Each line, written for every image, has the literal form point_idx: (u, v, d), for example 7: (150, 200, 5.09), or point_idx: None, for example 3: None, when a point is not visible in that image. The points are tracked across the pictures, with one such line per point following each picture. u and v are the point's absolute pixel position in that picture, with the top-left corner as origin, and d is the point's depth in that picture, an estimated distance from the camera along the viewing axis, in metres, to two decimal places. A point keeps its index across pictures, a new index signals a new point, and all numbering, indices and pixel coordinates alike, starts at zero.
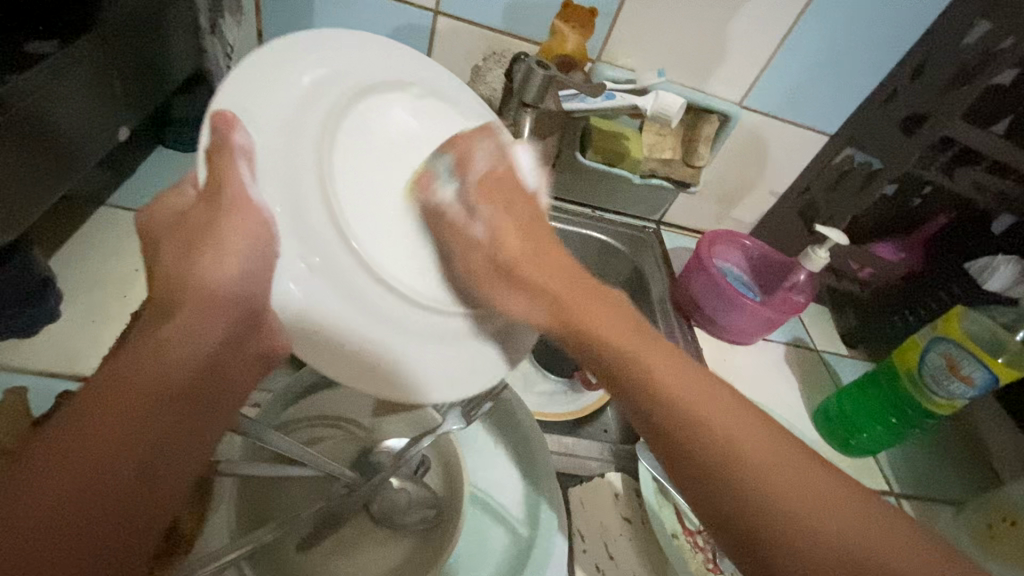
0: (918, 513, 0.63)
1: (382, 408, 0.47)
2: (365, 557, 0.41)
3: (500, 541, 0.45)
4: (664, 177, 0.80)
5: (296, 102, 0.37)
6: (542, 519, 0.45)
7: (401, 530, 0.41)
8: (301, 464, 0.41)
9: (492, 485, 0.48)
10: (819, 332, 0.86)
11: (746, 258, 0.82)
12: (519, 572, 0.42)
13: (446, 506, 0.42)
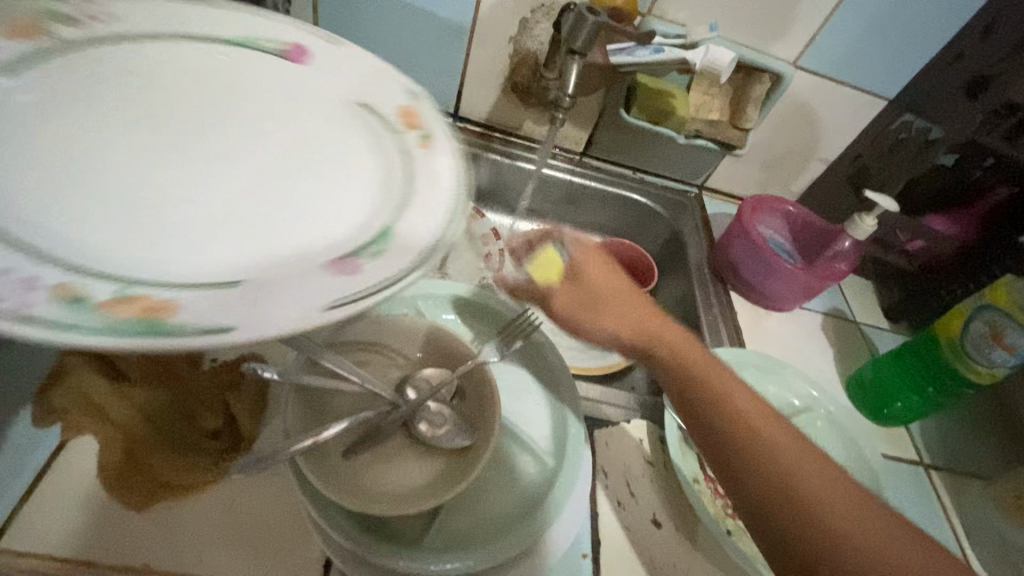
0: (947, 484, 0.63)
1: (421, 340, 0.49)
2: (404, 469, 0.44)
3: (528, 469, 0.48)
4: (708, 138, 0.79)
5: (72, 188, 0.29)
6: (569, 450, 0.48)
7: (436, 446, 0.45)
8: (347, 380, 0.44)
9: (522, 420, 0.52)
10: (859, 304, 0.84)
11: (788, 225, 0.81)
12: (547, 495, 0.45)
13: (480, 428, 0.44)
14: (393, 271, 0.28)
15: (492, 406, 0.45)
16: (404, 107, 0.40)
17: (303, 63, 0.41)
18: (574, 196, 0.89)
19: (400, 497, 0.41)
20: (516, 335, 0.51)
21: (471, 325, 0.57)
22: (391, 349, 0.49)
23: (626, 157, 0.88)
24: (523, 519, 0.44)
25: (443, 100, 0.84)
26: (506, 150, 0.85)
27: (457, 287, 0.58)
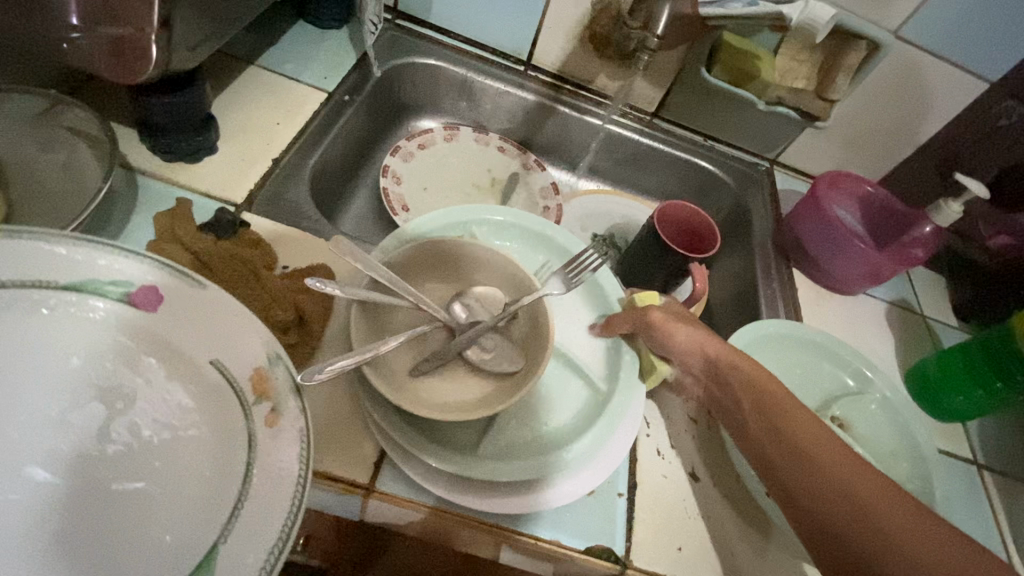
0: (1000, 487, 0.60)
1: (477, 265, 0.51)
2: (459, 383, 0.46)
3: (582, 393, 0.51)
4: (791, 107, 0.77)
5: None
6: (623, 379, 0.51)
7: (490, 368, 0.46)
8: (404, 294, 0.46)
9: (579, 350, 0.54)
10: (930, 299, 0.80)
11: (861, 207, 0.77)
12: (598, 418, 0.48)
13: (532, 354, 0.46)
14: None
15: (549, 332, 0.45)
16: (255, 371, 0.37)
17: (148, 309, 0.38)
18: (637, 158, 0.88)
19: (459, 407, 0.43)
20: (575, 269, 0.53)
21: (526, 252, 0.60)
22: (448, 269, 0.51)
23: (698, 122, 0.86)
24: (579, 435, 0.47)
25: (516, 47, 0.83)
26: (576, 104, 0.85)
27: (515, 216, 0.60)
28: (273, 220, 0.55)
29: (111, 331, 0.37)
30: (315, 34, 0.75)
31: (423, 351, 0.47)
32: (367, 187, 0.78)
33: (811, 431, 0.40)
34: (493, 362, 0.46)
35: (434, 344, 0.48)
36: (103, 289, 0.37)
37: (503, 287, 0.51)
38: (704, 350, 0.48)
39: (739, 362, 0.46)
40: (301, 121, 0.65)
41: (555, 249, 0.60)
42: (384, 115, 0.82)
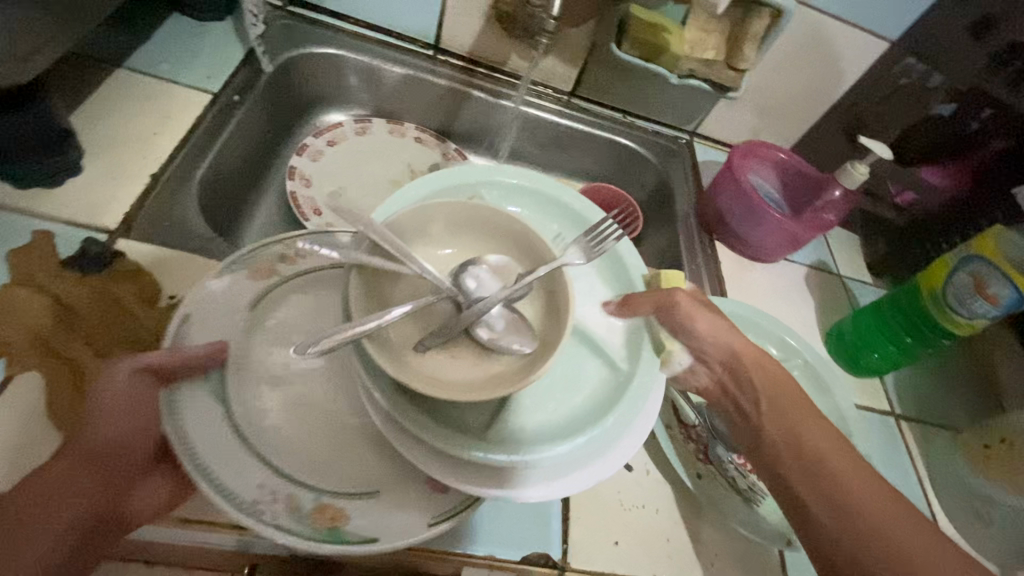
0: (914, 434, 0.63)
1: (483, 230, 0.47)
2: (463, 365, 0.42)
3: (598, 374, 0.49)
4: (703, 78, 0.77)
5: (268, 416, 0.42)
6: (643, 357, 0.48)
7: (501, 350, 0.42)
8: (407, 262, 0.42)
9: (597, 329, 0.51)
10: (845, 258, 0.83)
11: (780, 174, 0.79)
12: (618, 401, 0.46)
13: (548, 338, 0.41)
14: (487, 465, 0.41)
15: (567, 308, 0.41)
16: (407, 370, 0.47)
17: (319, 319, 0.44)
18: (560, 140, 0.86)
19: (458, 386, 0.39)
20: (597, 238, 0.51)
21: (543, 221, 0.57)
22: (457, 238, 0.47)
23: (617, 100, 0.85)
24: (597, 419, 0.45)
25: (422, 31, 0.79)
26: (491, 88, 0.81)
27: (524, 177, 0.57)
28: (156, 243, 0.49)
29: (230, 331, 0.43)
30: (195, 28, 0.68)
31: (428, 325, 0.44)
32: (274, 191, 0.73)
33: (838, 453, 0.41)
34: (504, 342, 0.42)
35: (443, 320, 0.44)
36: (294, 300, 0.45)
37: (513, 251, 0.47)
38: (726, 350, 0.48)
39: (765, 370, 0.47)
40: (183, 128, 0.58)
41: (571, 217, 0.57)
42: (284, 112, 0.76)
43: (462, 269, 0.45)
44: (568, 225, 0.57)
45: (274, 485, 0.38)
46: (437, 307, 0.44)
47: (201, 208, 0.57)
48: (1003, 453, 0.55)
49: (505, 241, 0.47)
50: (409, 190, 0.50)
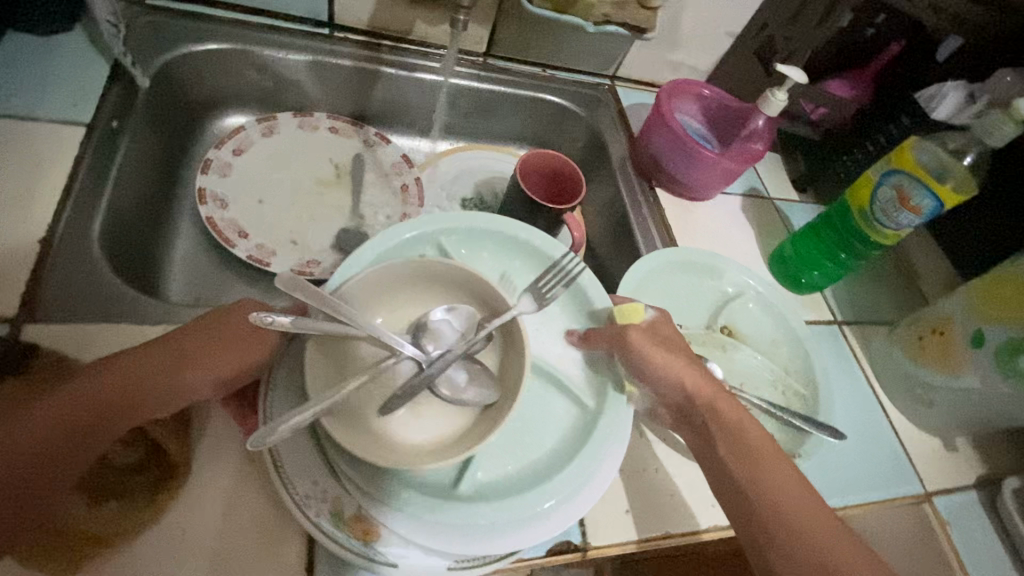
0: (855, 335, 0.70)
1: (435, 279, 0.46)
2: (416, 428, 0.45)
3: (569, 415, 0.49)
4: (619, 23, 0.73)
5: (317, 455, 0.42)
6: (611, 395, 0.49)
7: (462, 403, 0.45)
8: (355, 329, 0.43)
9: (554, 360, 0.51)
10: (773, 179, 0.87)
11: (705, 109, 0.80)
12: (583, 441, 0.47)
13: (500, 402, 0.43)
14: (509, 467, 0.46)
15: (522, 356, 0.43)
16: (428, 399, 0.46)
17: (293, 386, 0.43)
18: (483, 106, 0.82)
19: (411, 451, 0.41)
20: (551, 280, 0.50)
21: (503, 258, 0.54)
22: (409, 299, 0.47)
23: (533, 54, 0.82)
24: (563, 464, 0.45)
25: (312, 8, 0.70)
26: (401, 61, 0.75)
27: (487, 219, 0.53)
28: (76, 320, 0.44)
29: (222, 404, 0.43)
30: (40, 47, 0.57)
31: (389, 387, 0.45)
32: (187, 220, 0.65)
33: (784, 489, 0.42)
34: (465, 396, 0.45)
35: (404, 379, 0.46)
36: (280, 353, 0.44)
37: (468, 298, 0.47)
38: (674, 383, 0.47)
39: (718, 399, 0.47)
40: (63, 174, 0.50)
41: (533, 256, 0.54)
42: (176, 126, 0.67)
43: (418, 325, 0.46)
44: (527, 264, 0.54)
45: (328, 487, 0.41)
46: (398, 369, 0.46)
47: (111, 260, 0.51)
48: (937, 342, 0.62)
49: (451, 284, 0.47)
50: (366, 251, 0.47)
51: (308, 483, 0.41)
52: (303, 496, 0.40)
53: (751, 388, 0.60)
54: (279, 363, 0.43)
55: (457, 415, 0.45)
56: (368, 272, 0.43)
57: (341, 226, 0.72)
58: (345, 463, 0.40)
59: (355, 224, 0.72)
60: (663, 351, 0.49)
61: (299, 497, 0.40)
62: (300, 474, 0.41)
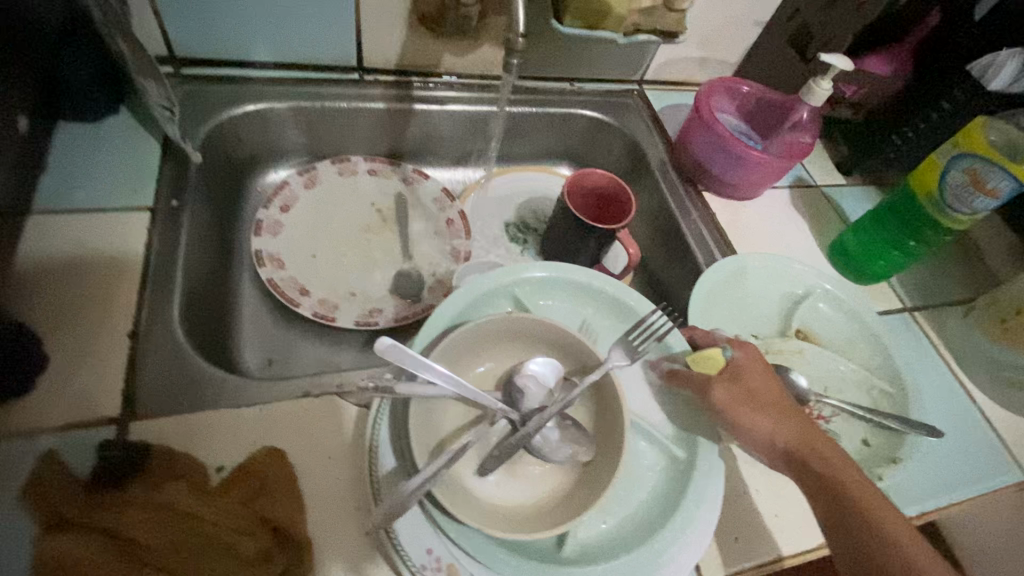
0: (930, 321, 0.68)
1: (522, 330, 0.47)
2: (517, 489, 0.45)
3: (659, 463, 0.49)
4: (649, 31, 0.72)
5: (428, 526, 0.42)
6: (701, 443, 0.49)
7: (559, 461, 0.46)
8: (455, 392, 0.44)
9: (638, 409, 0.51)
10: (818, 166, 0.85)
11: (743, 108, 0.80)
12: (680, 492, 0.47)
13: (600, 458, 0.44)
14: (610, 521, 0.46)
15: (621, 407, 0.44)
16: (525, 458, 0.47)
17: (397, 455, 0.44)
18: (516, 128, 0.82)
19: (521, 519, 0.41)
20: (645, 334, 0.53)
21: (576, 304, 0.55)
22: (493, 354, 0.49)
23: (560, 70, 0.81)
24: (662, 520, 0.46)
25: (341, 55, 0.70)
26: (433, 96, 0.74)
27: (565, 270, 0.55)
28: (174, 414, 0.45)
29: (331, 483, 0.44)
30: (88, 136, 0.58)
31: (487, 446, 0.46)
32: (249, 284, 0.66)
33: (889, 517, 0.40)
34: (562, 453, 0.46)
35: (498, 437, 0.47)
36: (378, 423, 0.45)
37: (553, 350, 0.49)
38: (774, 440, 0.46)
39: (824, 450, 0.45)
40: (136, 269, 0.51)
41: (606, 300, 0.56)
42: (227, 191, 0.68)
43: (509, 380, 0.48)
44: (606, 312, 0.56)
45: (441, 553, 0.42)
46: (494, 430, 0.47)
47: (193, 340, 0.52)
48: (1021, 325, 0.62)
49: (537, 331, 0.48)
50: (448, 310, 0.49)
51: (425, 552, 0.41)
52: (423, 566, 0.41)
53: (836, 393, 0.59)
54: (381, 433, 0.44)
55: (559, 474, 0.46)
56: (461, 329, 0.45)
57: (395, 269, 0.72)
58: (460, 534, 0.41)
59: (408, 265, 0.72)
60: (754, 402, 0.48)
61: (419, 568, 0.40)
62: (415, 544, 0.41)
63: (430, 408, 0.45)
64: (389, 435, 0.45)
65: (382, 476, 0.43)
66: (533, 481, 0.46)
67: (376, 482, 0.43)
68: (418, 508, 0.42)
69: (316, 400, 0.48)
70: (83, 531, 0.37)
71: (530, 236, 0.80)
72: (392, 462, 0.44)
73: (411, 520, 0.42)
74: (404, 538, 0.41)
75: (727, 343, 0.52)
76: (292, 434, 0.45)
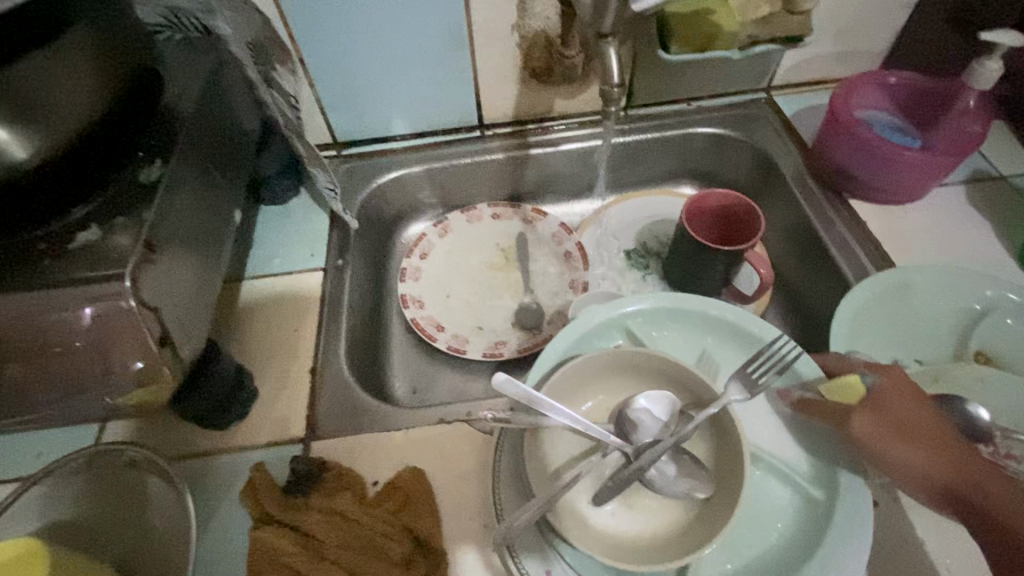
0: None
1: (631, 362, 0.49)
2: (634, 519, 0.46)
3: (792, 503, 0.46)
4: (767, 40, 0.69)
5: (547, 549, 0.45)
6: (843, 484, 0.45)
7: (676, 495, 0.45)
8: (569, 425, 0.47)
9: (767, 443, 0.48)
10: (1005, 153, 0.71)
11: (892, 100, 0.71)
12: (819, 537, 0.43)
13: (719, 494, 0.43)
14: (734, 561, 0.44)
15: (741, 442, 0.42)
16: (642, 490, 0.47)
17: (518, 479, 0.48)
18: (632, 156, 0.83)
19: (635, 550, 0.42)
20: (772, 361, 0.49)
21: (694, 333, 0.55)
22: (607, 386, 0.51)
23: (674, 92, 0.80)
24: (796, 567, 0.42)
25: (466, 117, 0.79)
26: (548, 140, 0.80)
27: (679, 300, 0.55)
28: (342, 435, 0.54)
29: (462, 502, 0.50)
30: (281, 211, 0.74)
31: (602, 475, 0.48)
32: (398, 322, 0.77)
33: None
34: (677, 487, 0.45)
35: (613, 467, 0.48)
36: (501, 449, 0.50)
37: (665, 382, 0.49)
38: (931, 479, 0.42)
39: (999, 494, 0.39)
40: (314, 317, 0.64)
41: (727, 329, 0.54)
42: (379, 243, 0.80)
43: (621, 414, 0.49)
44: (727, 339, 0.54)
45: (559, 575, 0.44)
46: (609, 460, 0.48)
47: (356, 372, 0.63)
48: None
49: (648, 363, 0.48)
50: (562, 343, 0.52)
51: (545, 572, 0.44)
52: None
53: None
54: (504, 459, 0.49)
55: (677, 508, 0.46)
56: (570, 364, 0.48)
57: (518, 303, 0.77)
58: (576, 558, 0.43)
59: (530, 299, 0.78)
60: (902, 435, 0.43)
61: None
62: (536, 564, 0.45)
63: (547, 437, 0.48)
64: (510, 462, 0.49)
65: (505, 498, 0.47)
66: (651, 513, 0.46)
67: (501, 503, 0.47)
68: (537, 530, 0.46)
69: (450, 426, 0.54)
70: (280, 527, 0.48)
71: (651, 261, 0.80)
72: (514, 485, 0.48)
73: (531, 542, 0.46)
74: (525, 558, 0.45)
75: (865, 368, 0.47)
76: (431, 457, 0.52)
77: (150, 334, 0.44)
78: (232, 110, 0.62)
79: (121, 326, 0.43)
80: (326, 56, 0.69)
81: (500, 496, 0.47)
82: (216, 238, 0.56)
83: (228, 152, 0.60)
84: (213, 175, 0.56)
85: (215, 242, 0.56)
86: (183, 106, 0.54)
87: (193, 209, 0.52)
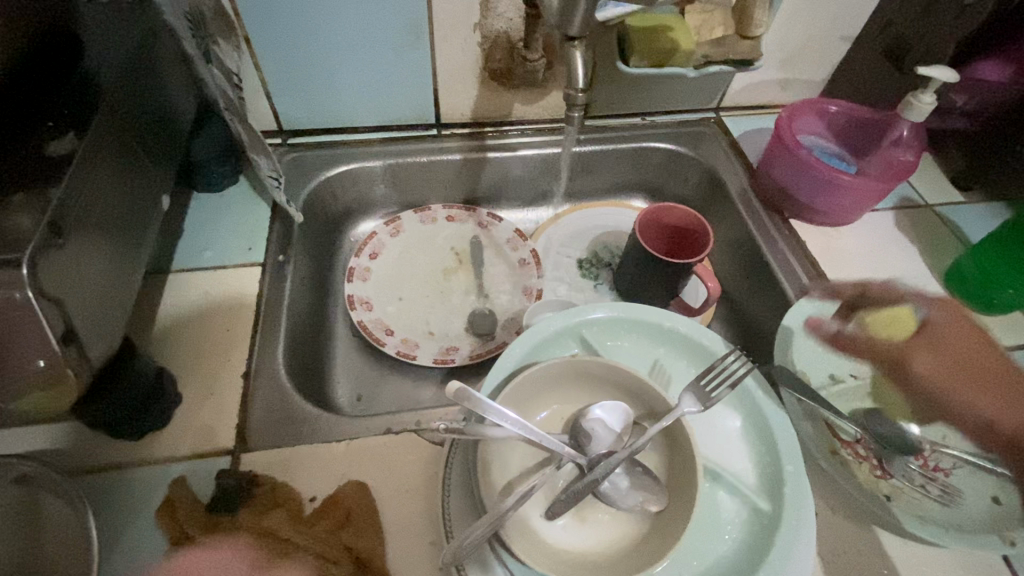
0: None
1: (588, 372, 0.48)
2: (586, 534, 0.45)
3: (739, 514, 0.46)
4: (720, 61, 0.71)
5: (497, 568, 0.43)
6: (787, 496, 0.46)
7: (628, 509, 0.45)
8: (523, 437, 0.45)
9: (716, 456, 0.49)
10: (926, 184, 0.77)
11: (832, 127, 0.75)
12: (764, 548, 0.44)
13: (672, 507, 0.42)
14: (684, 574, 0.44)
15: (694, 454, 0.42)
16: (595, 503, 0.46)
17: (469, 493, 0.46)
18: (589, 166, 0.83)
19: (588, 566, 0.41)
20: (722, 374, 0.50)
21: (647, 344, 0.55)
22: (562, 397, 0.50)
23: (631, 106, 0.81)
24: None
25: (423, 115, 0.76)
26: (506, 143, 0.78)
27: (634, 310, 0.54)
28: (277, 446, 0.50)
29: (407, 518, 0.47)
30: (216, 201, 0.68)
31: (555, 489, 0.47)
32: (342, 325, 0.73)
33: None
34: (630, 500, 0.45)
35: (567, 480, 0.47)
36: (450, 461, 0.47)
37: (621, 393, 0.48)
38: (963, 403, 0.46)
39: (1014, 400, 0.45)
40: (250, 315, 0.59)
41: (679, 341, 0.54)
42: (324, 238, 0.76)
43: (575, 425, 0.48)
44: (678, 351, 0.54)
45: None
46: (562, 473, 0.47)
47: (294, 379, 0.58)
48: None
49: (604, 373, 0.48)
50: (516, 351, 0.51)
51: None
52: None
53: (957, 443, 0.52)
54: (453, 472, 0.47)
55: (630, 521, 0.45)
56: (526, 374, 0.46)
57: (470, 309, 0.75)
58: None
59: (483, 305, 0.76)
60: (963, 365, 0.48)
61: None
62: None
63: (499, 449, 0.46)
64: (460, 476, 0.47)
65: (455, 513, 0.45)
66: (603, 527, 0.45)
67: (449, 519, 0.45)
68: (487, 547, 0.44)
69: (396, 437, 0.51)
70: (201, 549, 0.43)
71: (604, 271, 0.80)
72: (463, 499, 0.46)
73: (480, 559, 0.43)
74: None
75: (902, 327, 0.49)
76: (375, 470, 0.49)
77: (54, 331, 0.38)
78: (164, 85, 0.57)
79: (14, 322, 0.37)
80: (275, 36, 0.64)
81: (448, 512, 0.45)
82: (139, 224, 0.50)
83: (157, 131, 0.54)
84: (138, 153, 0.51)
85: (138, 228, 0.50)
86: (105, 74, 0.48)
87: (112, 189, 0.46)
